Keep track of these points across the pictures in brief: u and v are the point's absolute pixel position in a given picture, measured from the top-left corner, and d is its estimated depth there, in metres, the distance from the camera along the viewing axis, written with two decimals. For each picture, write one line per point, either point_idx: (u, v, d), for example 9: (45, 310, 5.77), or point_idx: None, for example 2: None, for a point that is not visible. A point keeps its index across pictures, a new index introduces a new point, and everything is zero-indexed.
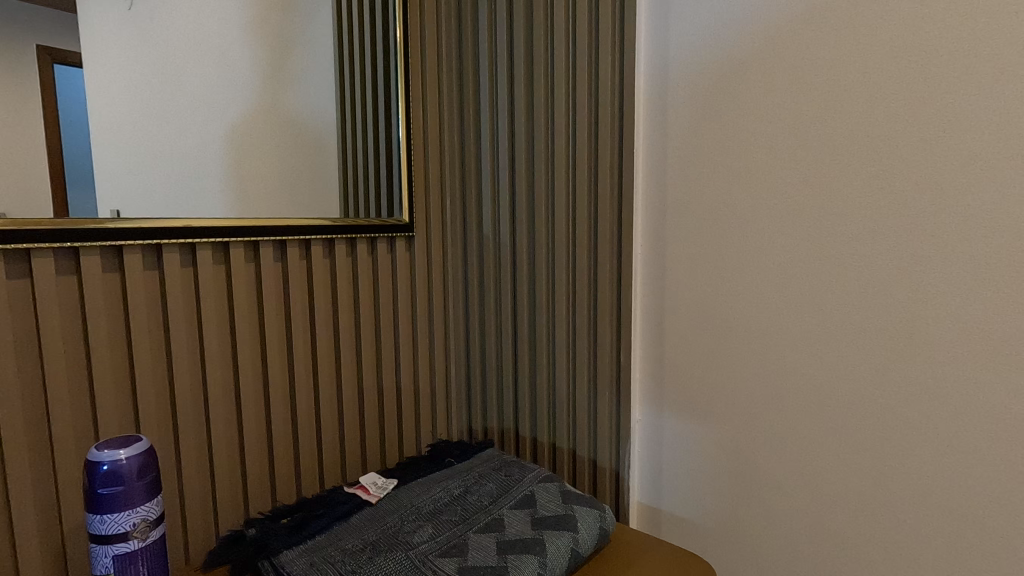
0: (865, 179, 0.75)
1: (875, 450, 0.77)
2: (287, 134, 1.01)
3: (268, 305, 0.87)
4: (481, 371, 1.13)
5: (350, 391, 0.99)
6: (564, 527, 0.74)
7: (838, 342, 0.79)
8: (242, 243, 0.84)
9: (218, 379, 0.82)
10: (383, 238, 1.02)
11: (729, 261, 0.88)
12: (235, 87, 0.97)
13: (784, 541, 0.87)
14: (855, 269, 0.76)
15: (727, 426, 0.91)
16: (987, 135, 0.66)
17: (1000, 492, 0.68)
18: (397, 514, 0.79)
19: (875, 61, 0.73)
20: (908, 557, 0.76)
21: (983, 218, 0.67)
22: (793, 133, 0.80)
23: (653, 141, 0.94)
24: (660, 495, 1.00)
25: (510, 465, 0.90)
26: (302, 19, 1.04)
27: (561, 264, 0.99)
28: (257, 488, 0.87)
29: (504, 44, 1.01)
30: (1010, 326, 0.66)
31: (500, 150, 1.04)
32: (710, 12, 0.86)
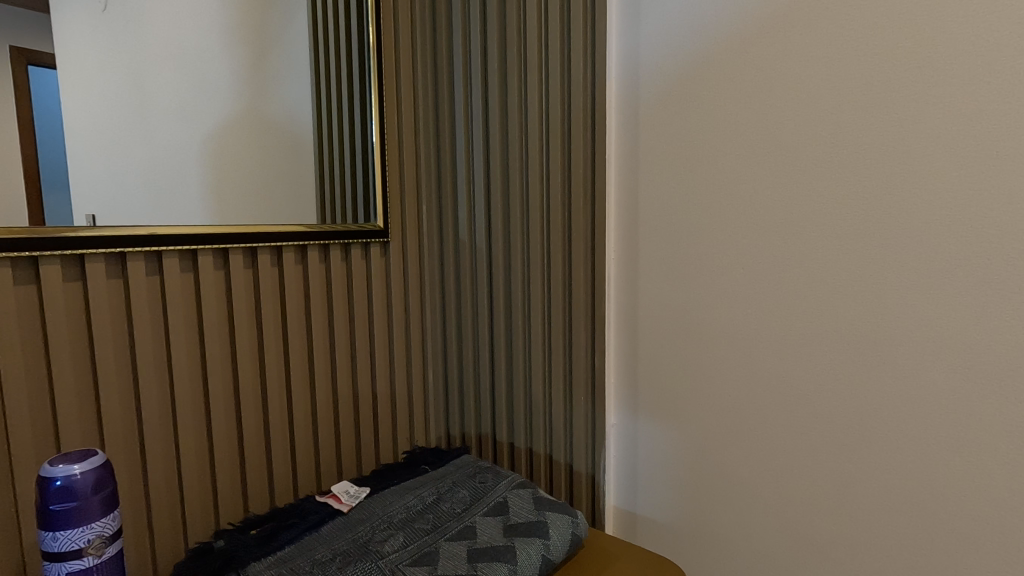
0: (828, 187, 0.76)
1: (841, 452, 0.79)
2: (270, 141, 0.97)
3: (239, 313, 0.86)
4: (459, 378, 1.12)
5: (324, 398, 0.98)
6: (536, 534, 0.74)
7: (806, 346, 0.80)
8: (211, 250, 0.83)
9: (186, 389, 0.81)
10: (358, 244, 1.02)
11: (700, 266, 0.89)
12: (215, 92, 0.93)
13: (756, 544, 0.88)
14: (822, 275, 0.78)
15: (700, 430, 0.92)
16: (944, 143, 0.67)
17: (960, 492, 0.70)
18: (368, 523, 0.79)
19: (836, 70, 0.74)
20: (875, 557, 0.77)
21: (941, 224, 0.68)
22: (761, 140, 0.81)
23: (625, 145, 0.95)
24: (636, 500, 1.01)
25: (485, 472, 0.90)
26: (283, 18, 0.99)
27: (536, 269, 0.99)
28: (228, 499, 0.86)
29: (477, 46, 1.01)
30: (967, 330, 0.68)
31: (475, 154, 1.04)
32: (679, 20, 0.87)
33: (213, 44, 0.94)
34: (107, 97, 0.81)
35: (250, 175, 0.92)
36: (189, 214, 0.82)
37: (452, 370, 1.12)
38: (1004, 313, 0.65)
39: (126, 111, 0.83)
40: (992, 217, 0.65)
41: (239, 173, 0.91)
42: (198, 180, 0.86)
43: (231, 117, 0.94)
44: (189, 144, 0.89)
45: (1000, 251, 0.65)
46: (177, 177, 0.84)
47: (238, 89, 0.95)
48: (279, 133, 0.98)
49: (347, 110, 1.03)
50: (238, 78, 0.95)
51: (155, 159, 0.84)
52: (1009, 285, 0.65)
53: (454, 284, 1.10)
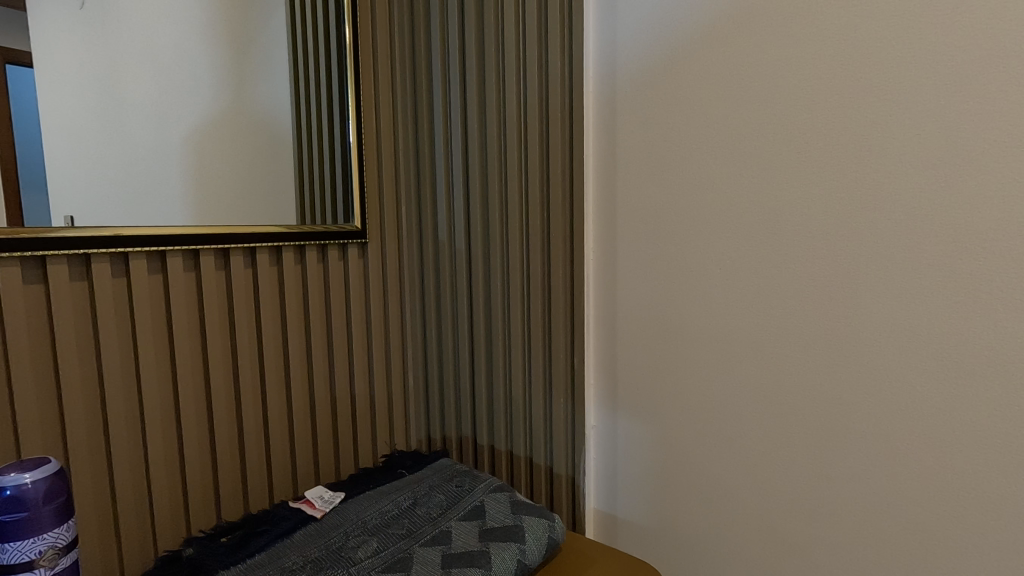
0: (803, 187, 0.76)
1: (817, 453, 0.79)
2: (252, 140, 0.96)
3: (210, 316, 0.85)
4: (439, 381, 1.11)
5: (300, 401, 0.97)
6: (511, 538, 0.74)
7: (783, 346, 0.80)
8: (180, 251, 0.81)
9: (155, 393, 0.79)
10: (335, 245, 1.01)
11: (678, 266, 0.89)
12: (195, 90, 0.91)
13: (733, 545, 0.88)
14: (799, 275, 0.78)
15: (678, 432, 0.92)
16: (916, 144, 0.68)
17: (933, 491, 0.70)
18: (342, 529, 0.77)
19: (811, 70, 0.74)
20: (850, 557, 0.77)
21: (913, 225, 0.69)
22: (737, 140, 0.81)
23: (603, 145, 0.95)
24: (617, 502, 1.00)
25: (462, 475, 0.89)
26: (262, 16, 0.97)
27: (516, 270, 0.98)
28: (200, 505, 0.85)
29: (456, 44, 0.99)
30: (939, 330, 0.68)
31: (454, 153, 1.02)
32: (656, 18, 0.87)
33: (190, 39, 0.91)
34: (85, 93, 0.79)
35: (231, 174, 0.91)
36: (168, 213, 0.81)
37: (433, 372, 1.11)
38: (976, 312, 0.66)
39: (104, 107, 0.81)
40: (963, 217, 0.65)
41: (219, 172, 0.89)
42: (178, 178, 0.85)
43: (212, 115, 0.92)
44: (168, 142, 0.87)
45: (973, 250, 0.65)
46: (157, 176, 0.83)
47: (218, 87, 0.93)
48: (261, 132, 0.97)
49: (324, 109, 1.01)
50: (219, 75, 0.94)
51: (135, 158, 0.82)
52: (981, 284, 0.65)
53: (434, 286, 1.08)
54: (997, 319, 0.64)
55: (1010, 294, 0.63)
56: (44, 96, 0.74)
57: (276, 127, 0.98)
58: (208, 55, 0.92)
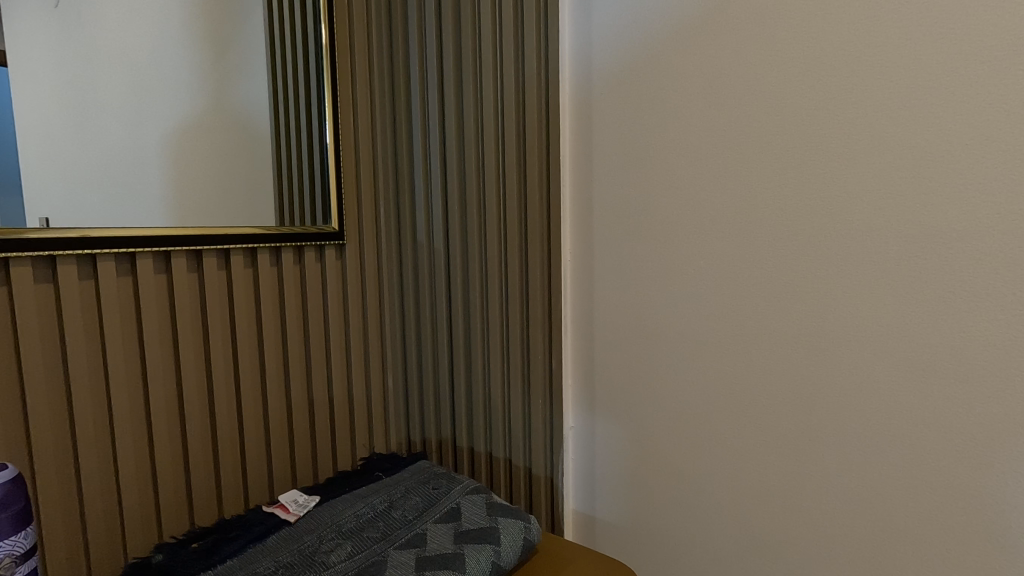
0: (775, 190, 0.77)
1: (791, 452, 0.79)
2: (233, 143, 0.94)
3: (182, 318, 0.83)
4: (418, 383, 1.10)
5: (276, 405, 0.96)
6: (486, 540, 0.73)
7: (757, 346, 0.81)
8: (150, 253, 0.80)
9: (124, 398, 0.78)
10: (312, 246, 1.00)
11: (654, 267, 0.89)
12: (176, 88, 0.88)
13: (710, 545, 0.88)
14: (772, 274, 0.79)
15: (656, 432, 0.92)
16: (884, 147, 0.69)
17: (901, 489, 0.71)
18: (315, 533, 0.76)
19: (782, 74, 0.75)
20: (823, 555, 0.78)
21: (880, 227, 0.70)
22: (711, 142, 0.82)
23: (579, 146, 0.96)
24: (595, 503, 1.01)
25: (439, 478, 0.88)
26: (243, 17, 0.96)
27: (494, 271, 0.98)
28: (172, 510, 0.83)
29: (433, 43, 0.99)
30: (907, 330, 0.69)
31: (432, 153, 1.02)
32: (632, 20, 0.87)
33: (169, 38, 0.88)
34: (59, 93, 0.77)
35: (209, 176, 0.89)
36: (143, 215, 0.80)
37: (412, 375, 1.10)
38: (941, 312, 0.67)
39: (80, 107, 0.79)
40: (928, 219, 0.67)
41: (198, 173, 0.88)
42: (157, 179, 0.83)
43: (193, 116, 0.89)
44: (147, 143, 0.85)
45: (939, 252, 0.66)
46: (133, 177, 0.81)
47: (199, 87, 0.91)
48: (241, 135, 0.95)
49: (302, 111, 1.00)
50: (199, 74, 0.91)
51: (112, 159, 0.80)
52: (947, 283, 0.66)
53: (413, 287, 1.08)
54: (962, 319, 0.66)
55: (975, 293, 0.64)
56: (18, 95, 0.73)
57: (257, 130, 0.97)
58: (189, 56, 0.90)
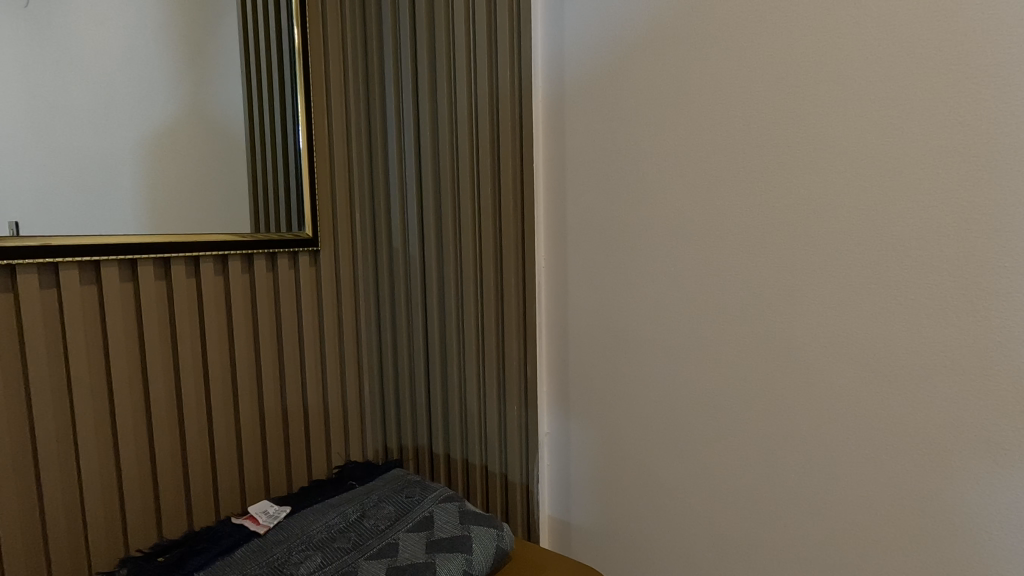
0: (741, 197, 0.79)
1: (759, 456, 0.81)
2: (211, 147, 0.92)
3: (149, 328, 0.82)
4: (394, 391, 1.10)
5: (248, 414, 0.95)
6: (458, 549, 0.73)
7: (727, 351, 0.82)
8: (116, 260, 0.79)
9: (89, 409, 0.77)
10: (284, 253, 0.99)
11: (626, 273, 0.91)
12: (152, 89, 0.85)
13: (681, 547, 0.89)
14: (741, 280, 0.80)
15: (628, 436, 0.93)
16: (843, 156, 0.71)
17: (861, 490, 0.73)
18: (285, 545, 0.76)
19: (746, 84, 0.77)
20: (788, 557, 0.80)
21: (841, 235, 0.72)
22: (679, 150, 0.84)
23: (552, 153, 0.98)
24: (570, 508, 1.02)
25: (413, 486, 0.88)
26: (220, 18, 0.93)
27: (469, 277, 0.97)
28: (138, 523, 0.82)
29: (407, 46, 0.99)
30: (867, 335, 0.71)
31: (407, 157, 1.02)
32: (602, 28, 0.89)
33: (145, 38, 0.85)
34: (31, 95, 0.74)
35: (185, 182, 0.88)
36: (113, 223, 0.78)
37: (388, 381, 1.09)
38: (900, 318, 0.68)
39: (54, 110, 0.76)
40: (886, 228, 0.68)
41: (174, 178, 0.86)
42: (131, 186, 0.81)
43: (169, 120, 0.87)
44: (123, 147, 0.82)
45: (897, 259, 0.68)
46: (106, 182, 0.79)
47: (175, 89, 0.88)
48: (219, 140, 0.93)
49: (278, 117, 0.99)
50: (177, 76, 0.88)
51: (87, 164, 0.78)
52: (908, 289, 0.68)
53: (389, 295, 1.07)
54: (919, 325, 0.67)
55: (935, 299, 0.66)
56: None
57: (236, 135, 0.95)
58: (165, 57, 0.87)
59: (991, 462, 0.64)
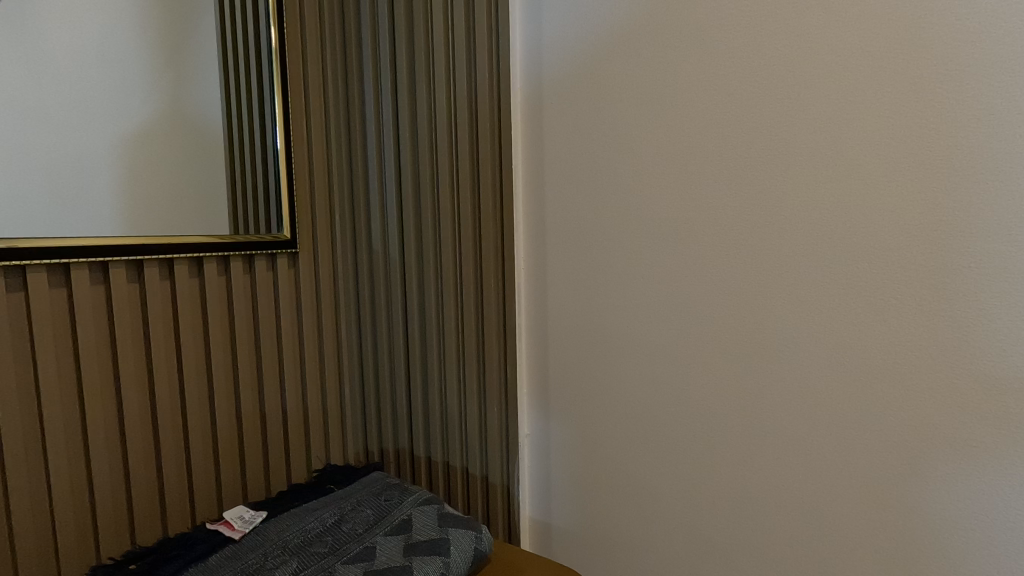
0: (716, 199, 0.80)
1: (735, 454, 0.82)
2: (189, 148, 0.90)
3: (122, 332, 0.81)
4: (375, 394, 1.09)
5: (225, 418, 0.93)
6: (436, 552, 0.73)
7: (705, 352, 0.83)
8: (86, 263, 0.77)
9: (58, 415, 0.75)
10: (263, 255, 0.98)
11: (605, 274, 0.91)
12: (128, 90, 0.84)
13: (659, 546, 0.90)
14: (717, 281, 0.81)
15: (608, 436, 0.94)
16: (815, 159, 0.72)
17: (834, 487, 0.74)
18: (260, 550, 0.75)
19: (721, 86, 0.78)
20: (763, 555, 0.81)
21: (813, 236, 0.73)
22: (655, 151, 0.84)
23: (531, 151, 0.98)
24: (550, 510, 1.03)
25: (392, 489, 0.87)
26: (198, 16, 0.92)
27: (449, 278, 0.97)
28: (111, 531, 0.80)
29: (386, 45, 0.98)
30: (839, 335, 0.72)
31: (387, 156, 1.01)
32: (580, 26, 0.89)
33: (122, 38, 0.84)
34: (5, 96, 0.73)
35: (162, 184, 0.86)
36: (84, 227, 0.77)
37: (369, 382, 1.09)
38: (871, 318, 0.70)
39: (26, 111, 0.74)
40: (857, 229, 0.70)
41: (150, 180, 0.85)
42: (106, 189, 0.80)
43: (146, 122, 0.86)
44: (97, 149, 0.81)
45: (867, 260, 0.69)
46: (81, 185, 0.78)
47: (152, 90, 0.86)
48: (197, 140, 0.91)
49: (256, 117, 0.98)
50: (154, 75, 0.87)
51: (59, 168, 0.77)
52: (878, 289, 0.69)
53: (370, 296, 1.07)
54: (889, 324, 0.69)
55: (904, 298, 0.67)
56: None
57: (215, 136, 0.93)
58: (141, 59, 0.85)
59: (957, 457, 0.66)
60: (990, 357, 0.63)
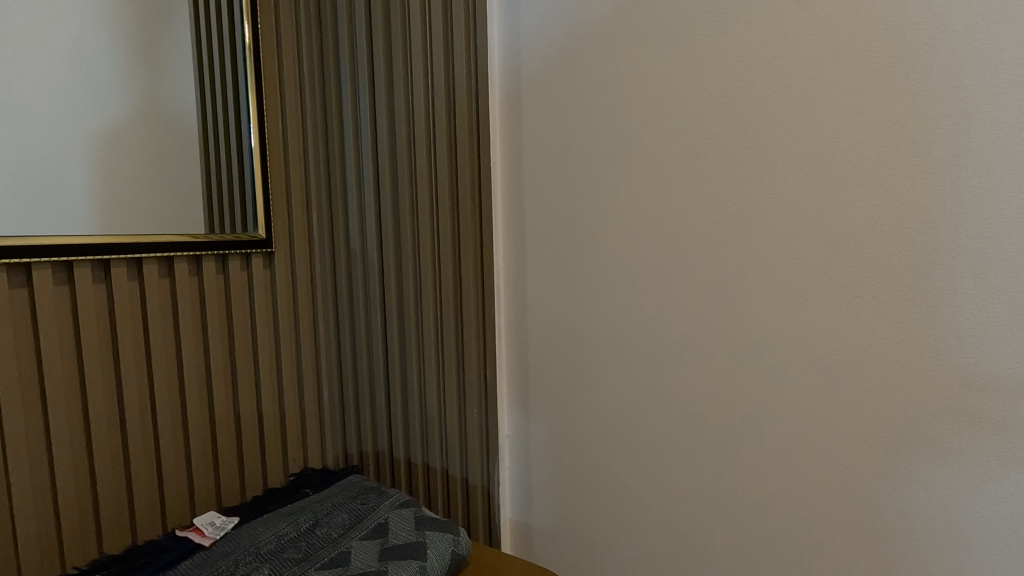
0: (694, 196, 0.80)
1: (713, 453, 0.81)
2: (163, 144, 0.87)
3: (87, 334, 0.78)
4: (354, 396, 1.07)
5: (197, 422, 0.91)
6: (412, 556, 0.71)
7: (683, 350, 0.82)
8: (49, 262, 0.74)
9: (18, 421, 0.72)
10: (237, 254, 0.96)
11: (583, 272, 0.91)
12: (99, 83, 0.81)
13: (639, 546, 0.90)
14: (695, 279, 0.80)
15: (588, 436, 0.93)
16: (790, 157, 0.72)
17: (810, 485, 0.75)
18: (231, 557, 0.73)
19: (698, 83, 0.78)
20: (741, 554, 0.81)
21: (789, 233, 0.73)
22: (633, 149, 0.84)
23: (509, 148, 0.97)
24: (531, 512, 1.02)
25: (369, 492, 0.86)
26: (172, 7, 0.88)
27: (428, 277, 0.95)
28: (76, 540, 0.78)
29: (363, 38, 0.96)
30: (815, 332, 0.72)
31: (364, 152, 1.00)
32: (557, 21, 0.89)
33: (92, 30, 0.81)
34: None
35: (136, 181, 0.84)
36: (45, 225, 0.74)
37: (348, 383, 1.07)
38: (846, 315, 0.70)
39: None
40: (833, 227, 0.70)
41: (122, 177, 0.82)
42: (77, 186, 0.77)
43: (117, 119, 0.82)
44: (66, 146, 0.77)
45: (842, 257, 0.70)
46: (50, 182, 0.75)
47: (124, 84, 0.83)
48: (172, 136, 0.88)
49: (231, 114, 0.95)
50: (128, 71, 0.84)
51: (25, 167, 0.73)
52: (853, 286, 0.69)
53: (348, 296, 1.05)
54: (864, 321, 0.69)
55: (877, 296, 0.68)
56: None
57: (190, 133, 0.90)
58: (112, 51, 0.82)
59: (929, 453, 0.67)
60: (961, 354, 0.64)
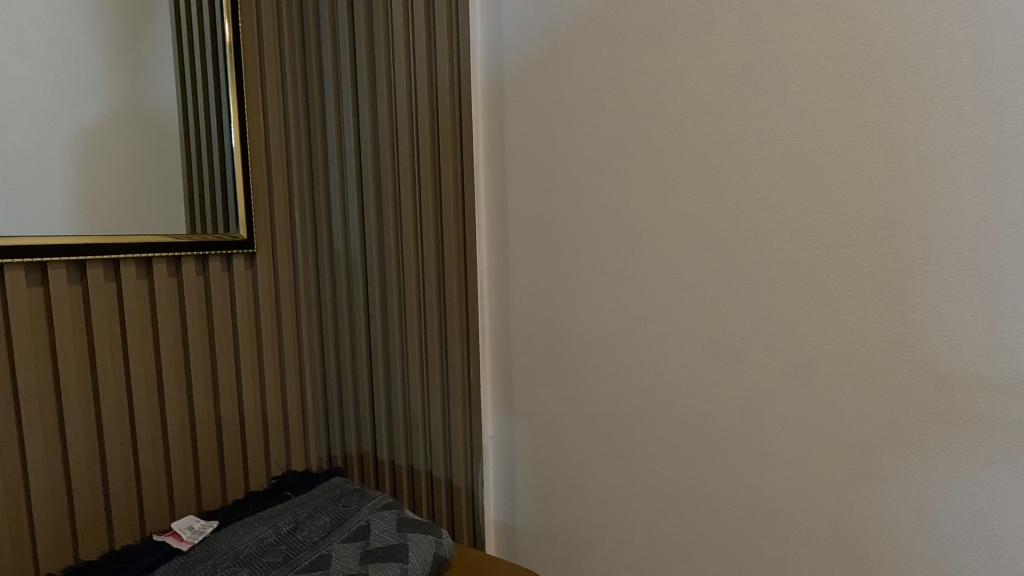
0: (674, 197, 0.80)
1: (695, 452, 0.82)
2: (143, 145, 0.86)
3: (62, 337, 0.76)
4: (337, 397, 1.07)
5: (176, 425, 0.90)
6: (394, 558, 0.71)
7: (665, 351, 0.83)
8: (23, 264, 0.73)
9: None
10: (217, 255, 0.94)
11: (566, 273, 0.91)
12: (77, 83, 0.79)
13: (622, 545, 0.90)
14: (676, 280, 0.81)
15: (571, 437, 0.93)
16: (769, 158, 0.73)
17: (789, 483, 0.75)
18: (210, 561, 0.72)
19: (678, 85, 0.78)
20: (722, 552, 0.81)
21: (767, 234, 0.74)
22: (615, 150, 0.84)
23: (492, 148, 0.97)
24: (514, 512, 1.02)
25: (351, 495, 0.85)
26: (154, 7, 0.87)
27: (411, 279, 0.95)
28: (51, 546, 0.76)
29: (345, 38, 0.96)
30: (793, 331, 0.73)
31: (347, 152, 0.99)
32: (539, 22, 0.89)
33: (70, 29, 0.79)
34: None
35: (115, 182, 0.82)
36: (19, 226, 0.72)
37: (331, 384, 1.07)
38: (823, 314, 0.71)
39: None
40: (810, 227, 0.71)
41: (100, 177, 0.81)
42: (54, 186, 0.76)
43: (96, 119, 0.81)
44: (44, 145, 0.76)
45: (819, 258, 0.70)
46: (25, 182, 0.73)
47: (104, 83, 0.82)
48: (152, 137, 0.87)
49: (213, 114, 0.94)
50: (107, 70, 0.82)
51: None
52: (829, 286, 0.70)
53: (331, 297, 1.05)
54: (841, 321, 0.70)
55: (854, 295, 0.69)
56: None
57: (171, 134, 0.89)
58: (91, 51, 0.81)
59: (904, 450, 0.68)
60: (934, 352, 0.65)
